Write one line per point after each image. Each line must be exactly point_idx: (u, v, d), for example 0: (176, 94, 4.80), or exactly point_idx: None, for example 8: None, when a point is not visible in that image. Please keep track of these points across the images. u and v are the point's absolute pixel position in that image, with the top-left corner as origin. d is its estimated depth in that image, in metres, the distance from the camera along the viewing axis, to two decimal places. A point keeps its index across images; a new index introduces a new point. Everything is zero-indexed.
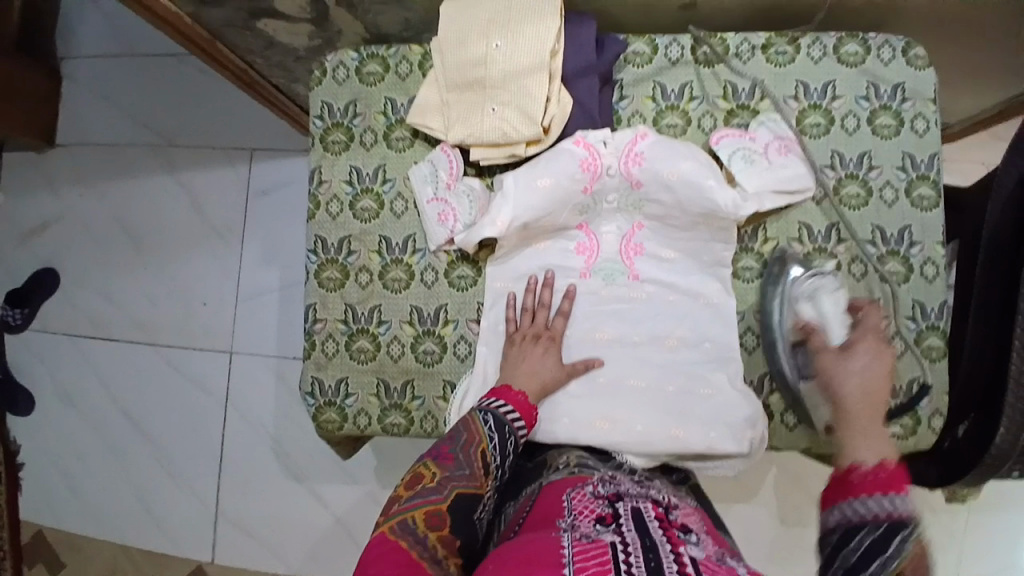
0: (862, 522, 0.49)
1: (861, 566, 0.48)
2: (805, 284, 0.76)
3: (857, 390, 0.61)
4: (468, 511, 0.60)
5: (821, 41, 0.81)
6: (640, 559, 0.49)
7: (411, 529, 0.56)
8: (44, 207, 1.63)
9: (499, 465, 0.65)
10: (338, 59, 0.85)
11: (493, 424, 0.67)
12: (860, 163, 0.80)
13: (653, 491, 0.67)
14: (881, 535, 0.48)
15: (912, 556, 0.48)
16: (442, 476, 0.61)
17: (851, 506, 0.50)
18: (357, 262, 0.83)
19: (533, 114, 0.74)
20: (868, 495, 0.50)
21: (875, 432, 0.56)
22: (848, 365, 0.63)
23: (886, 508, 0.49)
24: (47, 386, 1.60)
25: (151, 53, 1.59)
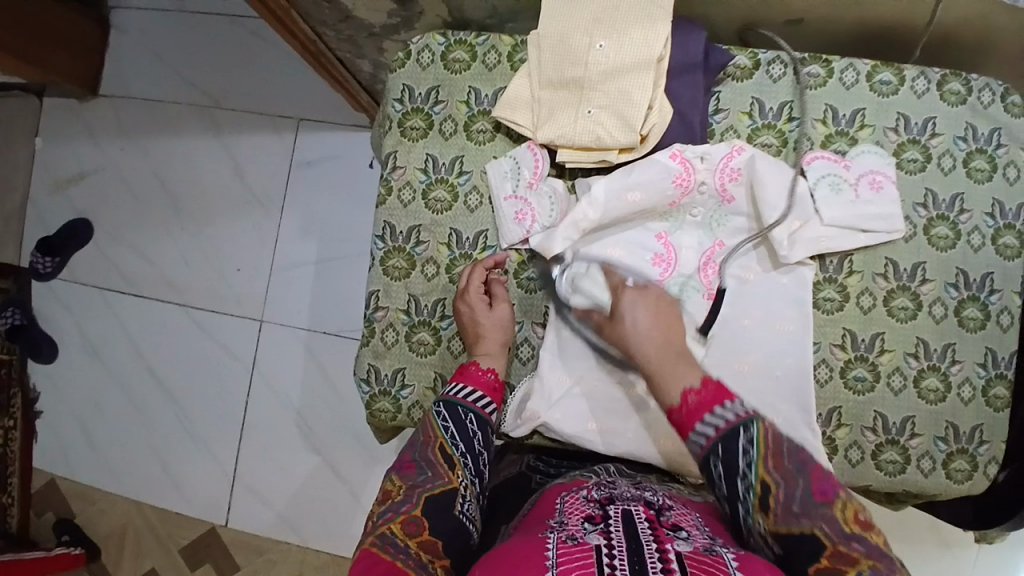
0: (706, 450, 0.56)
1: (730, 489, 0.55)
2: (565, 281, 0.75)
3: (646, 341, 0.66)
4: (445, 507, 0.62)
5: (926, 75, 0.78)
6: (624, 562, 0.49)
7: (392, 540, 0.58)
8: (82, 156, 1.61)
9: (465, 452, 0.67)
10: (424, 42, 0.82)
11: (446, 415, 0.70)
12: (952, 204, 0.78)
13: (648, 493, 0.65)
14: (723, 456, 0.55)
15: (767, 451, 0.54)
16: (407, 486, 0.64)
17: (695, 439, 0.57)
18: (424, 253, 0.81)
19: (631, 120, 0.71)
20: (699, 421, 0.57)
21: (671, 364, 0.62)
22: (624, 324, 0.68)
23: (716, 427, 0.56)
24: (71, 336, 1.59)
25: (205, 11, 1.56)
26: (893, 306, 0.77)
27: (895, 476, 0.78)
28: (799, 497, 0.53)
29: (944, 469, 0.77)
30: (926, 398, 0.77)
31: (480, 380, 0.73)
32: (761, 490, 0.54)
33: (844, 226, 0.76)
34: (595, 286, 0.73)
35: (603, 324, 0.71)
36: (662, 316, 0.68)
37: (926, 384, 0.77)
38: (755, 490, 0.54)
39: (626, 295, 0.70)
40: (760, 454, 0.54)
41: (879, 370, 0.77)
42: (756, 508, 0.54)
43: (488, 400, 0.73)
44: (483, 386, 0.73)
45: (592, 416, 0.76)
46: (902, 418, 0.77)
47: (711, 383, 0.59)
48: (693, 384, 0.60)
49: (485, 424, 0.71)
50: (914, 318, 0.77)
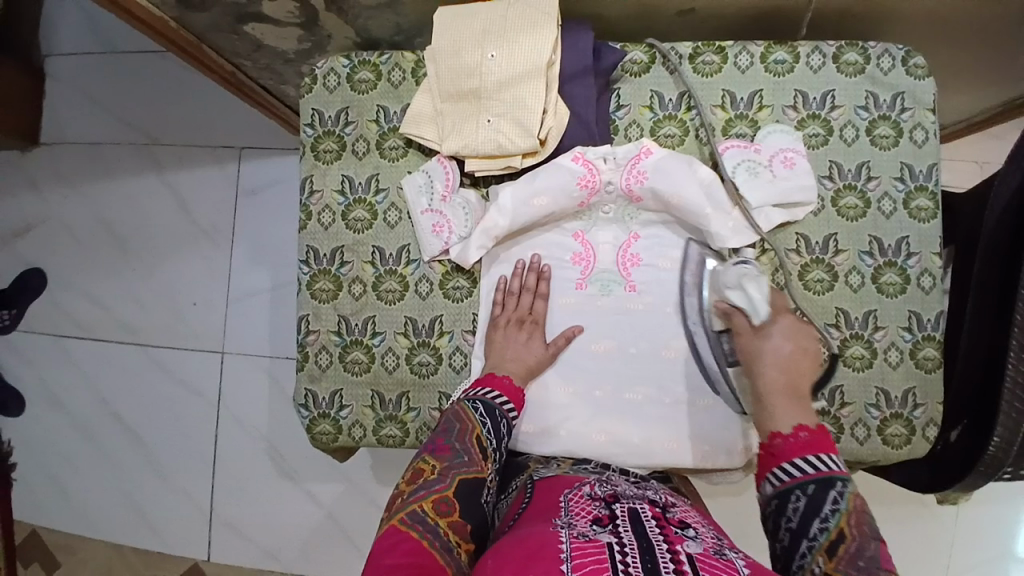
0: (792, 484, 0.60)
1: (801, 527, 0.58)
2: (733, 274, 0.74)
3: (775, 373, 0.68)
4: (474, 495, 0.62)
5: (819, 50, 0.80)
6: (636, 561, 0.50)
7: (421, 518, 0.57)
8: (28, 206, 1.60)
9: (496, 448, 0.68)
10: (329, 66, 0.83)
11: (483, 411, 0.69)
12: (858, 173, 0.80)
13: (650, 491, 0.67)
14: (811, 494, 0.58)
15: (850, 509, 0.57)
16: (443, 466, 0.63)
17: (778, 473, 0.61)
18: (350, 273, 0.82)
19: (528, 125, 0.72)
20: (795, 459, 0.61)
21: (794, 405, 0.65)
22: (768, 347, 0.69)
23: (807, 472, 0.60)
24: (35, 387, 1.58)
25: (137, 50, 1.55)
26: (808, 279, 0.80)
27: None
28: (868, 554, 0.55)
29: (880, 435, 0.79)
30: (852, 367, 0.79)
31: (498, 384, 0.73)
32: (835, 538, 0.56)
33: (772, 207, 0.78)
34: (759, 295, 0.70)
35: (745, 331, 0.71)
36: (804, 359, 0.69)
37: (851, 352, 0.79)
38: (829, 535, 0.56)
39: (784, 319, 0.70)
40: (846, 510, 0.57)
41: None
42: (821, 551, 0.56)
43: (510, 404, 0.73)
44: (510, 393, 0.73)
45: (526, 417, 0.79)
46: (830, 388, 0.79)
47: (806, 431, 0.63)
48: (806, 424, 0.64)
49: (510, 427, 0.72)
50: (831, 289, 0.79)
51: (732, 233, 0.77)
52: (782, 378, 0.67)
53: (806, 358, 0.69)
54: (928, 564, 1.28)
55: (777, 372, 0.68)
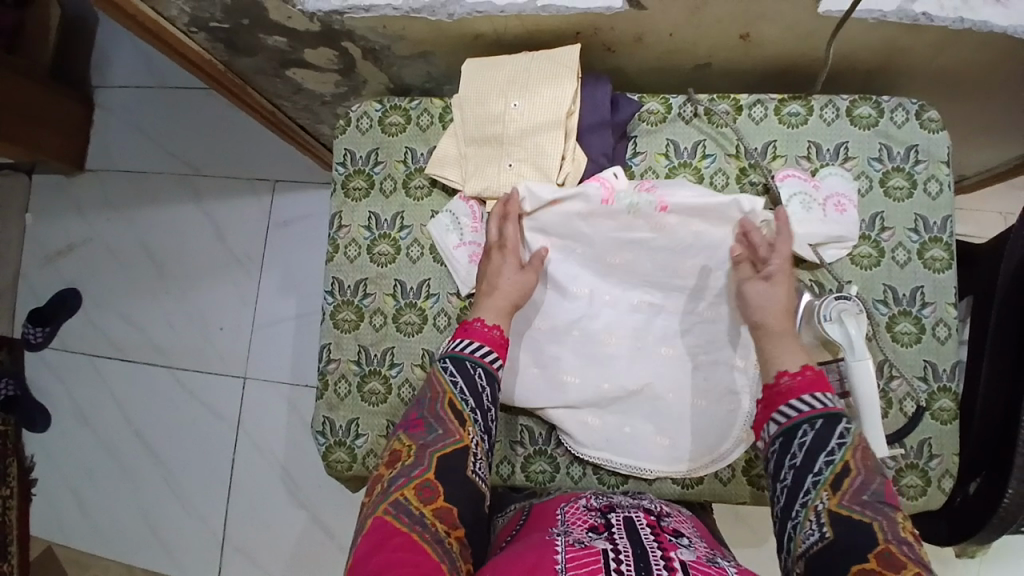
0: (802, 418, 0.65)
1: (810, 463, 0.63)
2: (831, 307, 0.73)
3: (767, 313, 0.72)
4: (457, 467, 0.65)
5: (833, 104, 0.82)
6: (629, 565, 0.52)
7: (406, 508, 0.61)
8: (72, 228, 1.69)
9: (473, 408, 0.70)
10: (362, 109, 0.88)
11: (453, 369, 0.72)
12: (872, 224, 0.81)
13: (644, 501, 0.71)
14: (818, 428, 0.64)
15: (856, 443, 0.63)
16: (418, 447, 0.67)
17: (786, 411, 0.67)
18: (372, 305, 0.85)
19: (548, 170, 0.77)
20: (799, 397, 0.67)
21: (789, 347, 0.71)
22: (756, 292, 0.73)
23: (814, 407, 0.66)
24: (64, 403, 1.63)
25: (185, 87, 1.65)
26: None
27: None
28: (869, 488, 0.61)
29: (895, 486, 0.79)
30: None
31: (485, 335, 0.74)
32: (840, 470, 0.62)
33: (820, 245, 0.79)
34: (854, 331, 0.71)
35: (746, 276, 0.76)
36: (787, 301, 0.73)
37: None
38: (835, 468, 0.62)
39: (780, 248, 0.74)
40: (852, 444, 0.63)
41: None
42: (825, 485, 0.61)
43: (491, 352, 0.74)
44: (490, 341, 0.74)
45: None
46: None
47: (810, 371, 0.69)
48: (790, 367, 0.69)
49: (491, 380, 0.73)
50: None
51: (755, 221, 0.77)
52: (778, 321, 0.72)
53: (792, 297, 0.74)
54: None
55: (773, 315, 0.72)
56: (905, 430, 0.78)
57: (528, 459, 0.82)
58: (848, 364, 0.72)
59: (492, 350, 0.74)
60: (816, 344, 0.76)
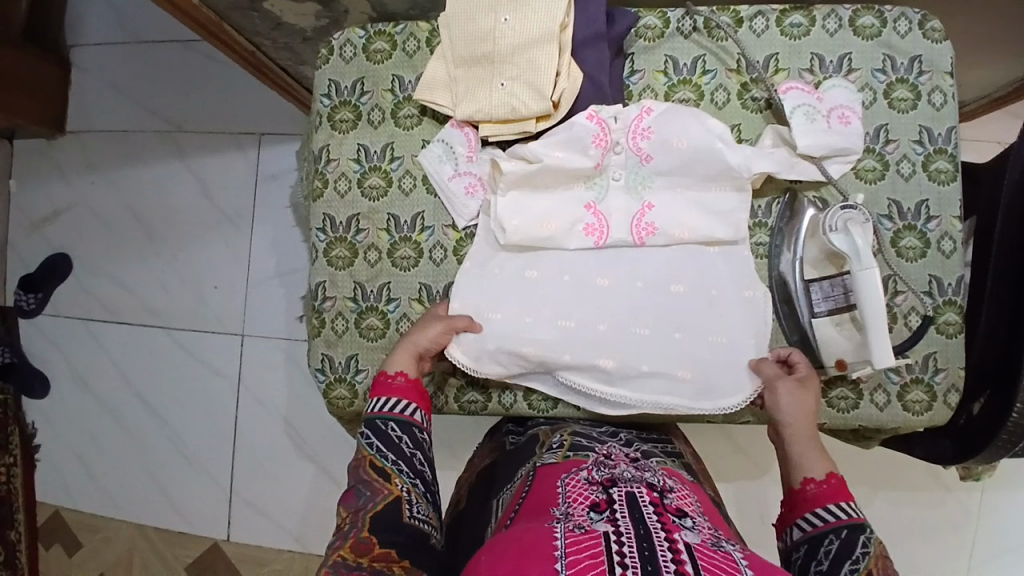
0: (824, 529, 0.63)
1: (832, 567, 0.61)
2: (838, 217, 0.72)
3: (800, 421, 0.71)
4: (391, 520, 0.64)
5: (836, 13, 0.79)
6: (633, 551, 0.51)
7: (344, 565, 0.61)
8: (56, 192, 1.65)
9: (396, 460, 0.68)
10: (345, 37, 0.84)
11: (370, 433, 0.70)
12: (876, 137, 0.79)
13: (648, 472, 0.68)
14: (844, 538, 0.62)
15: (878, 553, 0.61)
16: (353, 512, 0.66)
17: (815, 518, 0.64)
18: (366, 240, 0.83)
19: (542, 88, 0.73)
20: (828, 506, 0.64)
21: (818, 453, 0.69)
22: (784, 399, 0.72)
23: (840, 517, 0.63)
24: (62, 370, 1.62)
25: (161, 40, 1.59)
26: None
27: (849, 413, 0.79)
28: None
29: (900, 401, 0.79)
30: None
31: (391, 386, 0.72)
32: None
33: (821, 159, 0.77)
34: (863, 240, 0.70)
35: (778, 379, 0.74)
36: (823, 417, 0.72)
37: None
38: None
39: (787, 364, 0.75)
40: (874, 553, 0.61)
41: None
42: None
43: (399, 402, 0.71)
44: (407, 393, 0.72)
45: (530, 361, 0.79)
46: None
47: (835, 479, 0.66)
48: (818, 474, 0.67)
49: (410, 429, 0.70)
50: None
51: (753, 159, 0.75)
52: (808, 427, 0.71)
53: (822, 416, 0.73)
54: (951, 548, 1.26)
55: (804, 420, 0.71)
56: (910, 342, 0.75)
57: (529, 390, 0.81)
58: (854, 275, 0.70)
59: (405, 400, 0.72)
60: (821, 258, 0.75)
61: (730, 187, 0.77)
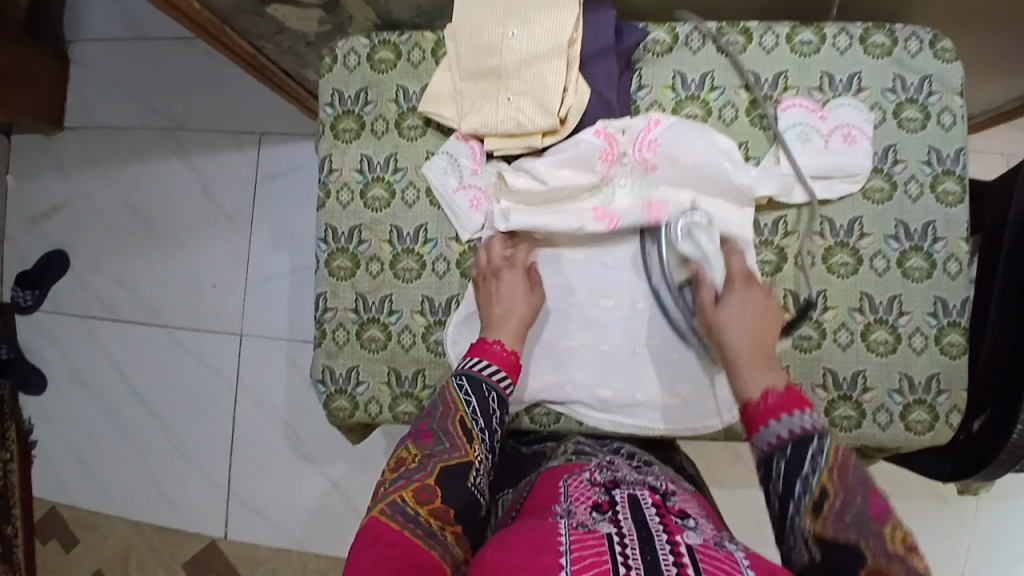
0: (774, 449, 0.61)
1: (787, 488, 0.59)
2: (681, 227, 0.75)
3: (740, 338, 0.70)
4: (458, 479, 0.65)
5: (846, 31, 0.79)
6: (636, 553, 0.51)
7: (402, 509, 0.60)
8: (55, 188, 1.63)
9: (483, 427, 0.69)
10: (349, 45, 0.83)
11: (470, 389, 0.71)
12: (885, 156, 0.78)
13: (651, 476, 0.68)
14: (790, 455, 0.60)
15: (831, 462, 0.58)
16: (424, 454, 0.66)
17: (764, 438, 0.62)
18: (368, 252, 0.82)
19: (548, 103, 0.72)
20: (772, 421, 0.62)
21: (761, 370, 0.67)
22: (728, 315, 0.71)
23: (792, 429, 0.61)
24: (59, 367, 1.62)
25: (162, 37, 1.58)
26: (832, 262, 0.78)
27: (852, 432, 0.79)
28: (853, 512, 0.56)
29: (903, 422, 0.78)
30: (875, 351, 0.78)
31: (487, 351, 0.74)
32: (818, 496, 0.57)
33: (821, 177, 0.77)
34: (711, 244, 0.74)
35: (704, 303, 0.73)
36: (765, 320, 0.71)
37: (875, 337, 0.78)
38: (812, 495, 0.58)
39: (739, 287, 0.72)
40: (827, 466, 0.58)
41: (825, 328, 0.78)
42: (806, 510, 0.58)
43: (504, 375, 0.73)
44: (504, 364, 0.74)
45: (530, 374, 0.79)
46: (853, 372, 0.78)
47: (795, 390, 0.64)
48: (775, 386, 0.65)
49: (503, 401, 0.73)
50: (856, 273, 0.78)
51: (758, 181, 0.75)
52: (752, 338, 0.69)
53: (771, 316, 0.72)
54: (947, 559, 1.27)
55: (747, 334, 0.70)
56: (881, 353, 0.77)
57: (531, 407, 0.80)
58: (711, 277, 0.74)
59: (504, 372, 0.73)
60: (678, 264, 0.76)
61: (733, 206, 0.76)
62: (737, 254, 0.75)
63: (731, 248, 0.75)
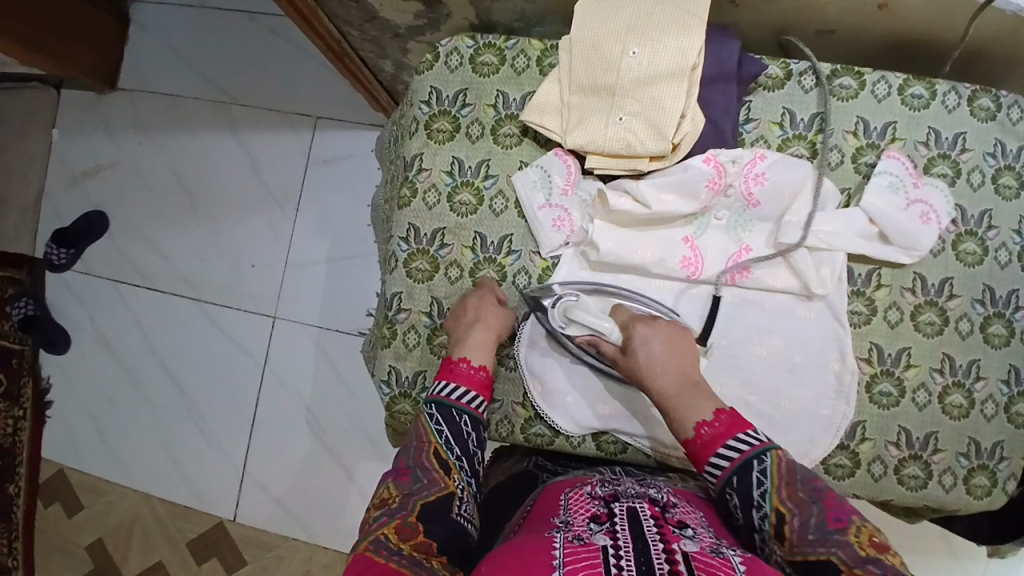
0: (722, 481, 0.62)
1: (748, 520, 0.61)
2: (558, 314, 0.75)
3: (663, 378, 0.70)
4: (441, 512, 0.62)
5: (956, 90, 0.78)
6: (631, 564, 0.49)
7: (384, 545, 0.59)
8: (99, 147, 1.61)
9: (459, 456, 0.68)
10: (452, 44, 0.82)
11: (439, 418, 0.70)
12: (980, 221, 0.77)
13: (652, 489, 0.67)
14: (737, 485, 0.61)
15: (778, 481, 0.60)
16: (403, 494, 0.64)
17: (710, 472, 0.64)
18: (448, 256, 0.81)
19: (663, 128, 0.71)
20: (712, 456, 0.64)
21: (691, 401, 0.68)
22: (638, 360, 0.71)
23: (733, 457, 0.62)
24: (84, 328, 1.60)
25: (227, 8, 1.56)
26: (919, 320, 0.77)
27: (917, 491, 0.77)
28: (812, 525, 0.58)
29: (965, 484, 0.77)
30: (950, 414, 0.77)
31: (455, 372, 0.73)
32: (776, 520, 0.59)
33: (888, 240, 0.75)
34: (592, 317, 0.74)
35: (616, 358, 0.73)
36: (677, 350, 0.71)
37: (950, 400, 0.77)
38: (770, 520, 0.59)
39: (640, 329, 0.72)
40: (774, 487, 0.60)
41: (905, 385, 0.76)
42: (773, 537, 0.59)
43: (474, 393, 0.73)
44: (475, 384, 0.73)
45: (604, 400, 0.78)
46: (926, 432, 0.77)
47: (725, 414, 0.65)
48: (707, 417, 0.66)
49: (476, 426, 0.72)
50: (941, 334, 0.77)
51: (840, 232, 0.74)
52: (670, 381, 0.69)
53: (683, 347, 0.72)
54: None
55: (664, 374, 0.70)
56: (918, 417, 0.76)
57: (599, 432, 0.79)
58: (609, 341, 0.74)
59: (475, 391, 0.73)
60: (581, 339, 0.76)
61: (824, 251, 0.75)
62: (624, 306, 0.76)
63: (620, 307, 0.76)
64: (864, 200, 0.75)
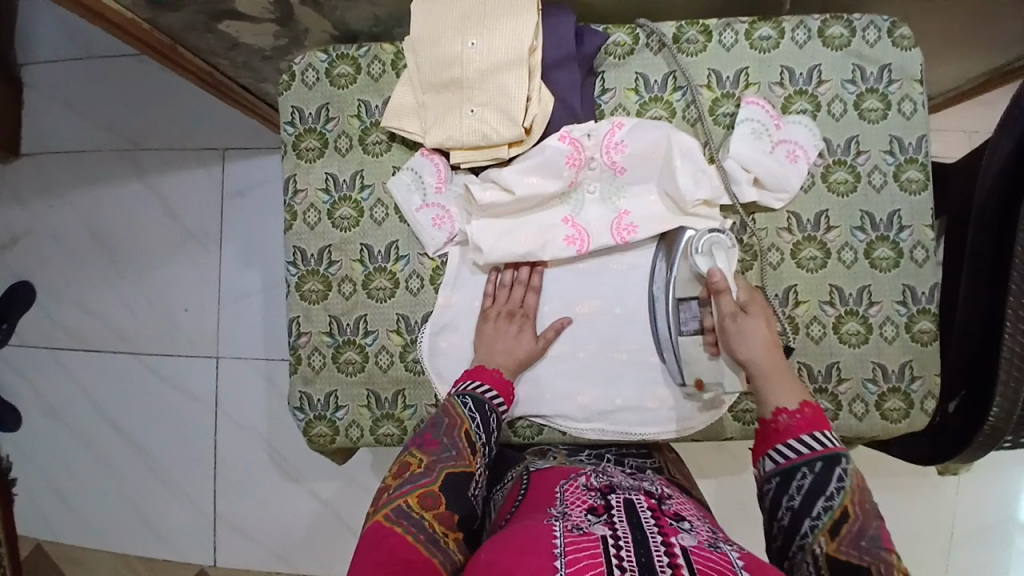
0: (797, 460, 0.60)
1: (804, 506, 0.58)
2: (705, 240, 0.73)
3: (760, 350, 0.68)
4: (460, 488, 0.63)
5: (805, 24, 0.78)
6: (632, 556, 0.48)
7: (406, 514, 0.58)
8: (13, 218, 1.58)
9: (484, 442, 0.68)
10: (307, 61, 0.81)
11: (473, 406, 0.69)
12: (848, 148, 0.78)
13: (645, 482, 0.67)
14: (815, 471, 0.59)
15: (853, 487, 0.58)
16: (430, 460, 0.63)
17: (785, 450, 0.62)
18: (338, 272, 0.81)
19: (512, 114, 0.72)
20: (797, 438, 0.62)
21: (786, 382, 0.66)
22: (749, 327, 0.69)
23: (813, 448, 0.60)
24: (30, 401, 1.57)
25: (115, 55, 1.53)
26: (801, 257, 0.78)
27: (829, 424, 0.79)
28: (868, 535, 0.56)
29: (878, 410, 0.78)
30: (847, 342, 0.78)
31: (487, 375, 0.73)
32: (839, 515, 0.57)
33: (761, 183, 0.76)
34: (727, 264, 0.73)
35: (729, 310, 0.70)
36: (777, 336, 0.70)
37: (847, 329, 0.78)
38: (832, 513, 0.57)
39: (759, 304, 0.71)
40: (850, 488, 0.58)
41: (797, 322, 0.78)
42: (823, 530, 0.56)
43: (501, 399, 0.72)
44: (502, 388, 0.73)
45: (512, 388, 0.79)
46: (827, 363, 0.78)
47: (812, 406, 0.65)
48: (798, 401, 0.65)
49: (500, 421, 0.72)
50: (825, 266, 0.78)
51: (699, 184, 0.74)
52: (770, 356, 0.68)
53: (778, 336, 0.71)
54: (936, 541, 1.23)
55: (762, 349, 0.68)
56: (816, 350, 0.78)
57: (512, 419, 0.80)
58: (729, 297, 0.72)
59: (500, 396, 0.72)
60: (688, 281, 0.74)
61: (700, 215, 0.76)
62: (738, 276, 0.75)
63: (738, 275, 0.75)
64: (731, 150, 0.76)
